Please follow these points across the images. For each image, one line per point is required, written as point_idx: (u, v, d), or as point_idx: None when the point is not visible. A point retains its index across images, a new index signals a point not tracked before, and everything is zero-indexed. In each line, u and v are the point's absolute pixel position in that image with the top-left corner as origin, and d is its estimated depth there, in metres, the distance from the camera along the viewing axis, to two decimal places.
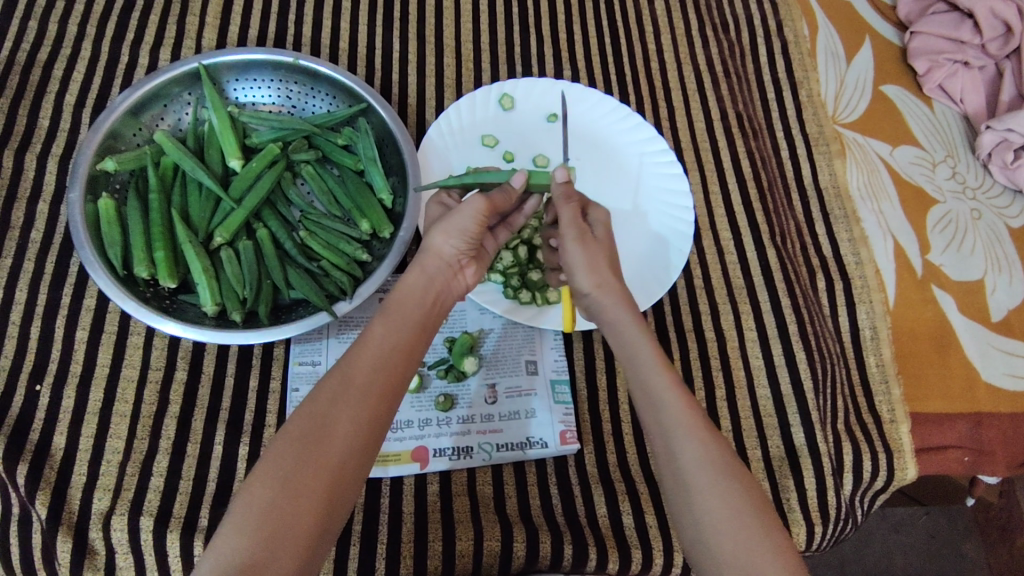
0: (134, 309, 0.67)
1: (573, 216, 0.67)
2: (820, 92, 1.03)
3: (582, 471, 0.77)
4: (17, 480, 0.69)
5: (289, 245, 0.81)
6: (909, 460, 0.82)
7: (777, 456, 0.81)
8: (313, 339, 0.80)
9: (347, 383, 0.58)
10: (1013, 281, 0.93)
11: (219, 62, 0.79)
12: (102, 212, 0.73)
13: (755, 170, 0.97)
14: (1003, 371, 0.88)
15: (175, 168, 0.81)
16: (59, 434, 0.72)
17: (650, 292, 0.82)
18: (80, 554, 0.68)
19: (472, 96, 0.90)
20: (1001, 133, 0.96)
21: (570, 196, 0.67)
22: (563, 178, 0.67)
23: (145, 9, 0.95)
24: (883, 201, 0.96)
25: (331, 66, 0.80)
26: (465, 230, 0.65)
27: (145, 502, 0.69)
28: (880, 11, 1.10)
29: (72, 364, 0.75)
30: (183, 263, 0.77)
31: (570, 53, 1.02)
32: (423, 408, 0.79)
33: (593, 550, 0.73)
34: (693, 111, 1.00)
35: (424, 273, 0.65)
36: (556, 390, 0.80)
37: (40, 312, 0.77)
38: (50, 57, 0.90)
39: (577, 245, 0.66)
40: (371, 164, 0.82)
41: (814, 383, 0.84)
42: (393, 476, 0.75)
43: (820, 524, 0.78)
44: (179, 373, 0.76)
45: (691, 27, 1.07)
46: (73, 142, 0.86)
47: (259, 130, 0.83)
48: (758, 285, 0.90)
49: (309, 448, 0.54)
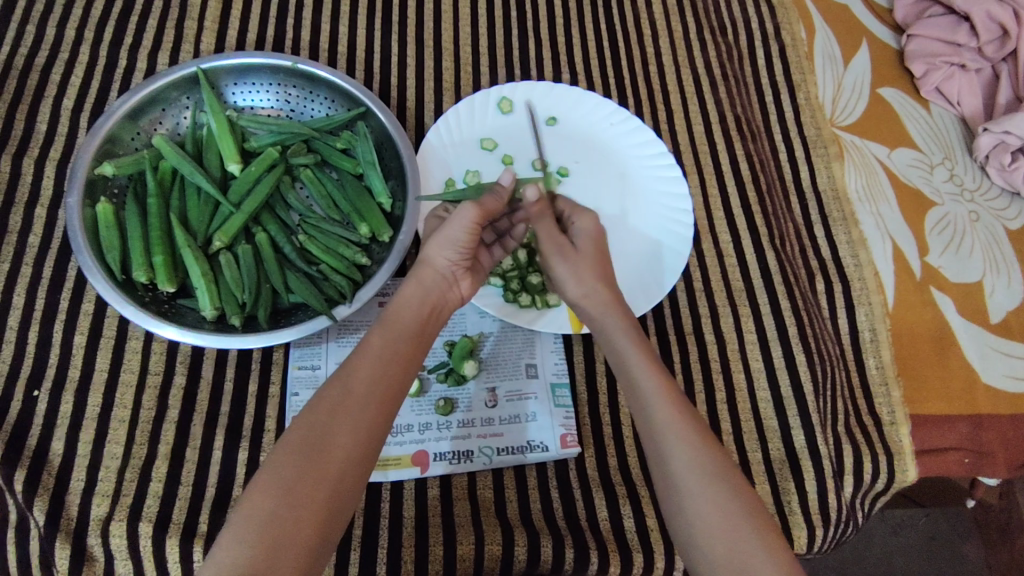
0: (133, 314, 0.67)
1: (549, 231, 0.68)
2: (818, 95, 1.04)
3: (582, 475, 0.77)
4: (14, 487, 0.69)
5: (288, 249, 0.81)
6: (909, 461, 0.82)
7: (778, 458, 0.81)
8: (313, 343, 0.80)
9: (347, 394, 0.58)
10: (1012, 283, 0.94)
11: (219, 66, 0.79)
12: (100, 216, 0.73)
13: (753, 173, 0.97)
14: (1003, 372, 0.89)
15: (174, 172, 0.81)
16: (56, 440, 0.71)
17: (650, 295, 0.82)
18: (78, 561, 0.68)
19: (471, 100, 0.90)
20: (998, 135, 0.97)
21: (543, 213, 0.68)
22: (535, 195, 0.66)
23: (144, 14, 0.95)
24: (882, 204, 0.96)
25: (330, 70, 0.81)
26: (457, 241, 0.65)
27: (144, 509, 0.69)
28: (876, 14, 1.11)
29: (70, 370, 0.75)
30: (182, 267, 0.77)
31: (569, 56, 1.03)
32: (423, 412, 0.78)
33: (595, 554, 0.72)
34: (691, 114, 1.00)
35: (420, 286, 0.65)
36: (556, 394, 0.80)
37: (38, 318, 0.77)
38: (48, 61, 0.90)
39: (563, 261, 0.67)
40: (371, 167, 0.82)
41: (814, 386, 0.84)
42: (394, 480, 0.74)
43: (821, 527, 0.78)
44: (178, 378, 0.76)
45: (689, 31, 1.07)
46: (71, 146, 0.86)
47: (258, 133, 0.83)
48: (758, 287, 0.90)
49: (311, 458, 0.55)
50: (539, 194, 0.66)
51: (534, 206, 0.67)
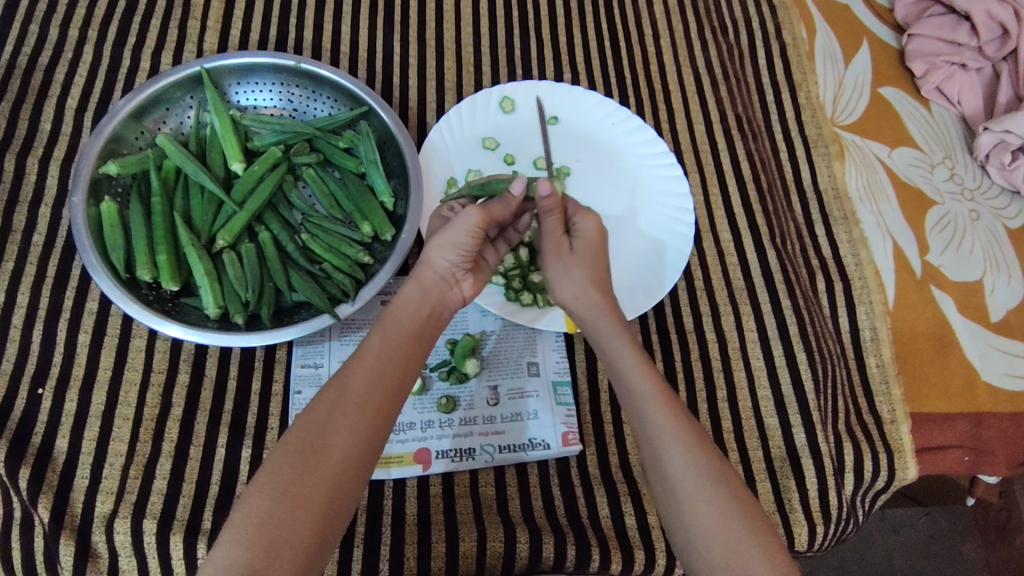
0: (137, 312, 0.67)
1: (553, 229, 0.68)
2: (819, 95, 1.04)
3: (584, 472, 0.77)
4: (19, 484, 0.69)
5: (291, 247, 0.81)
6: (909, 460, 0.82)
7: (778, 456, 0.81)
8: (316, 341, 0.80)
9: (345, 393, 0.59)
10: (1012, 281, 0.94)
11: (222, 66, 0.80)
12: (104, 215, 0.73)
13: (754, 172, 0.97)
14: (1003, 371, 0.89)
15: (178, 171, 0.81)
16: (61, 437, 0.71)
17: (651, 294, 0.83)
18: (83, 557, 0.68)
19: (473, 100, 0.90)
20: (999, 134, 0.97)
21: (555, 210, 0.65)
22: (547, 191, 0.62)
23: (147, 14, 0.96)
24: (882, 203, 0.97)
25: (333, 69, 0.81)
26: (460, 243, 0.64)
27: (148, 506, 0.69)
28: (878, 14, 1.11)
29: (74, 368, 0.75)
30: (185, 266, 0.77)
31: (570, 56, 1.03)
32: (425, 410, 0.79)
33: (597, 550, 0.72)
34: (692, 113, 1.00)
35: (419, 286, 0.66)
36: (558, 392, 0.81)
37: (42, 316, 0.77)
38: (51, 61, 0.90)
39: (553, 260, 0.69)
40: (373, 166, 0.82)
41: (815, 384, 0.85)
42: (396, 478, 0.75)
43: (821, 524, 0.78)
44: (182, 375, 0.76)
45: (690, 30, 1.07)
46: (75, 146, 0.87)
47: (260, 133, 0.84)
48: (759, 286, 0.90)
49: (309, 457, 0.55)
50: (553, 190, 0.63)
51: (549, 203, 0.64)
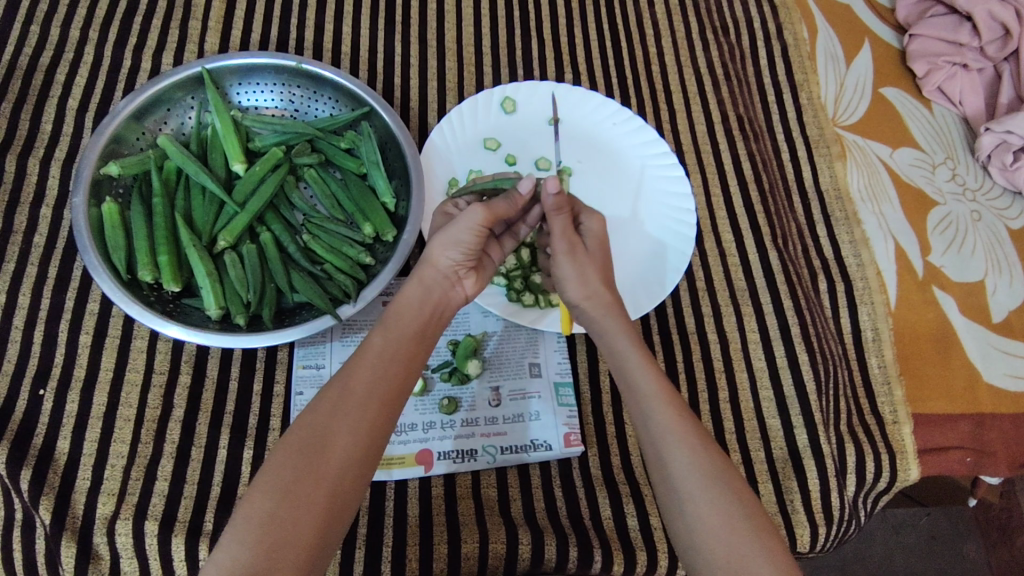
0: (138, 313, 0.67)
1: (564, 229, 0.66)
2: (820, 95, 1.04)
3: (586, 473, 0.77)
4: (20, 486, 0.69)
5: (292, 248, 0.81)
6: (911, 461, 0.82)
7: (780, 457, 0.81)
8: (317, 342, 0.80)
9: (348, 393, 0.59)
10: (1014, 282, 0.94)
11: (223, 66, 0.80)
12: (105, 216, 0.73)
13: (756, 172, 0.97)
14: (1004, 372, 0.89)
15: (179, 172, 0.81)
16: (63, 438, 0.71)
17: (653, 295, 0.83)
18: (84, 558, 0.68)
19: (474, 100, 0.90)
20: (1001, 134, 0.96)
21: (562, 208, 0.64)
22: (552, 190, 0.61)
23: (148, 14, 0.96)
24: (884, 203, 0.97)
25: (334, 70, 0.81)
26: (462, 242, 0.65)
27: (150, 507, 0.69)
28: (879, 14, 1.11)
29: (75, 369, 0.75)
30: (186, 267, 0.77)
31: (571, 56, 1.03)
32: (426, 411, 0.79)
33: (599, 552, 0.72)
34: (694, 113, 1.00)
35: (422, 285, 0.66)
36: (560, 393, 0.80)
37: (44, 317, 0.77)
38: (52, 62, 0.90)
39: (569, 259, 0.66)
40: (375, 167, 0.82)
41: (817, 385, 0.85)
42: (398, 479, 0.75)
43: (823, 525, 0.78)
44: (184, 376, 0.76)
45: (691, 30, 1.07)
46: (76, 146, 0.86)
47: (262, 134, 0.84)
48: (761, 286, 0.90)
49: (310, 458, 0.55)
50: (559, 189, 0.62)
51: (555, 202, 0.63)
